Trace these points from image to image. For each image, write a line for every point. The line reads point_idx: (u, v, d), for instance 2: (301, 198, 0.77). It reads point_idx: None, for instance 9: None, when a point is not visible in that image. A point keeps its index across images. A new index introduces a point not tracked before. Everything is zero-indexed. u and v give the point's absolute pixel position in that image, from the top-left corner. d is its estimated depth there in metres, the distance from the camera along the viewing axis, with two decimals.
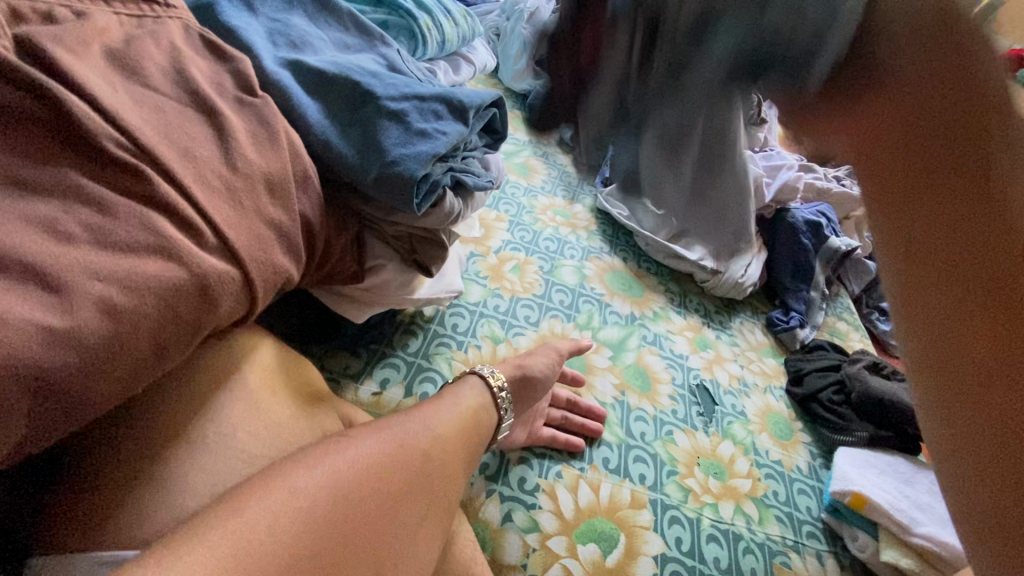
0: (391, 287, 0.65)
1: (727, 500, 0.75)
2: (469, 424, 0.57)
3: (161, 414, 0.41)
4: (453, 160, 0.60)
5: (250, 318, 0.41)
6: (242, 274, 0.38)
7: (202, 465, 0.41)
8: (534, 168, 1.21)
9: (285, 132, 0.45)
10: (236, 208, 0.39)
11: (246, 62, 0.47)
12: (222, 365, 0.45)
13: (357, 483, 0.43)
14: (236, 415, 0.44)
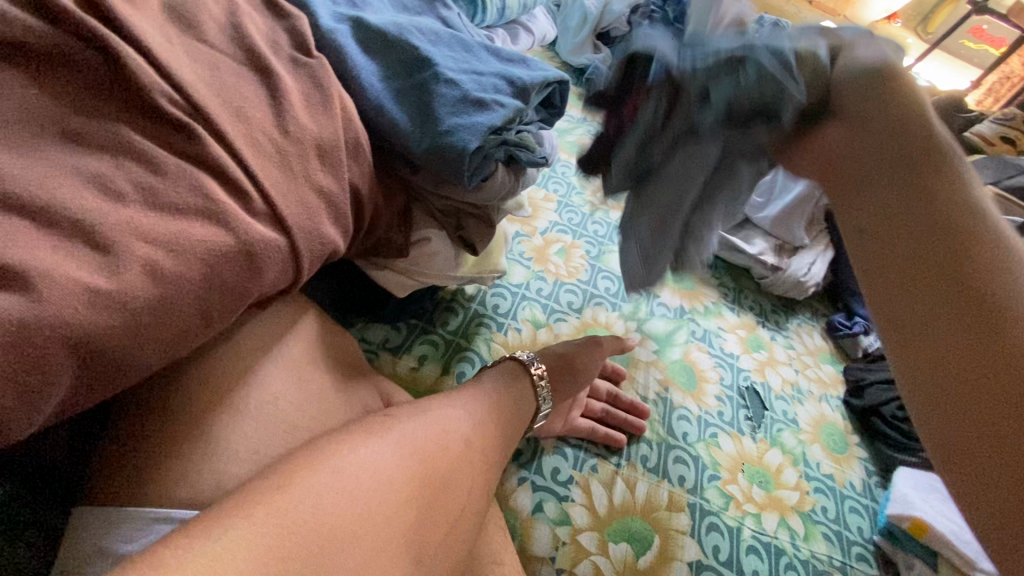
0: (436, 261, 0.63)
1: (771, 511, 0.71)
2: (506, 410, 0.56)
3: (205, 378, 0.41)
4: (507, 134, 0.57)
5: (294, 289, 0.40)
6: (288, 243, 0.37)
7: (243, 432, 0.41)
8: (587, 147, 1.18)
9: (338, 95, 0.43)
10: (286, 173, 0.38)
11: (303, 19, 0.45)
12: (266, 332, 0.45)
13: (393, 464, 0.42)
14: (278, 383, 0.44)
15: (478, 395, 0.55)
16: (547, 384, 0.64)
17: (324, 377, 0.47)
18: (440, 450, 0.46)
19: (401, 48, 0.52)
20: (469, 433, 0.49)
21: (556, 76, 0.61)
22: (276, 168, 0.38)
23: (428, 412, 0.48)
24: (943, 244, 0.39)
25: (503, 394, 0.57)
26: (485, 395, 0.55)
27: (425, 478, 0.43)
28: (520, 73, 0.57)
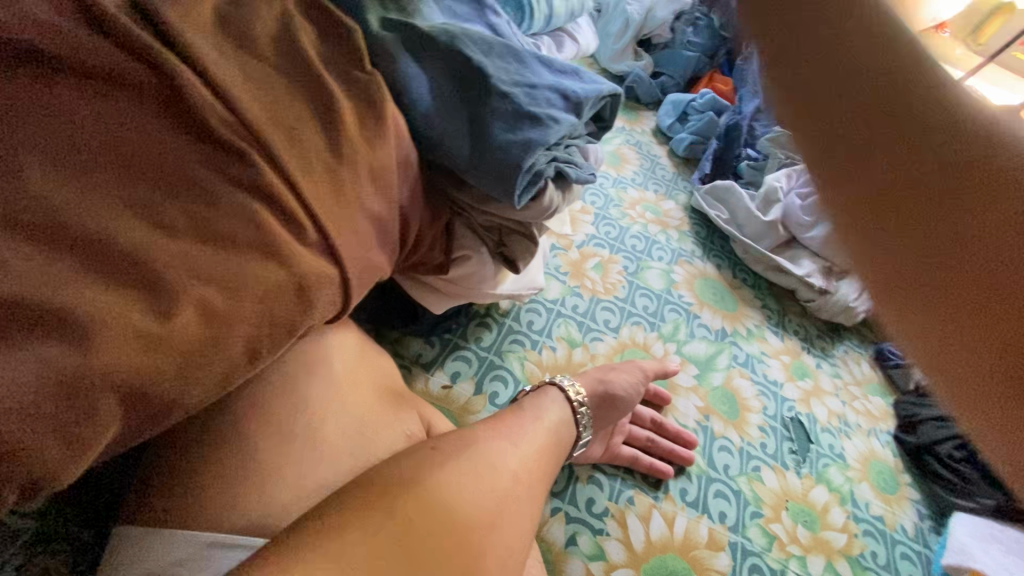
0: (474, 280, 0.60)
1: (817, 554, 0.67)
2: (548, 444, 0.54)
3: (245, 400, 0.40)
4: (557, 149, 0.54)
5: (343, 317, 0.39)
6: (340, 274, 0.35)
7: (281, 460, 0.39)
8: (625, 158, 1.16)
9: (391, 114, 0.42)
10: (339, 199, 0.36)
11: (356, 32, 0.43)
12: (308, 354, 0.43)
13: (436, 504, 0.40)
14: (316, 408, 0.42)
15: (522, 424, 0.52)
16: (591, 413, 0.61)
17: (365, 402, 0.45)
18: (486, 485, 0.43)
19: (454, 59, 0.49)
20: (516, 466, 0.47)
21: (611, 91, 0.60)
22: (327, 194, 0.36)
23: (475, 443, 0.46)
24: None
25: (546, 424, 0.55)
26: (527, 427, 0.53)
27: (472, 517, 0.41)
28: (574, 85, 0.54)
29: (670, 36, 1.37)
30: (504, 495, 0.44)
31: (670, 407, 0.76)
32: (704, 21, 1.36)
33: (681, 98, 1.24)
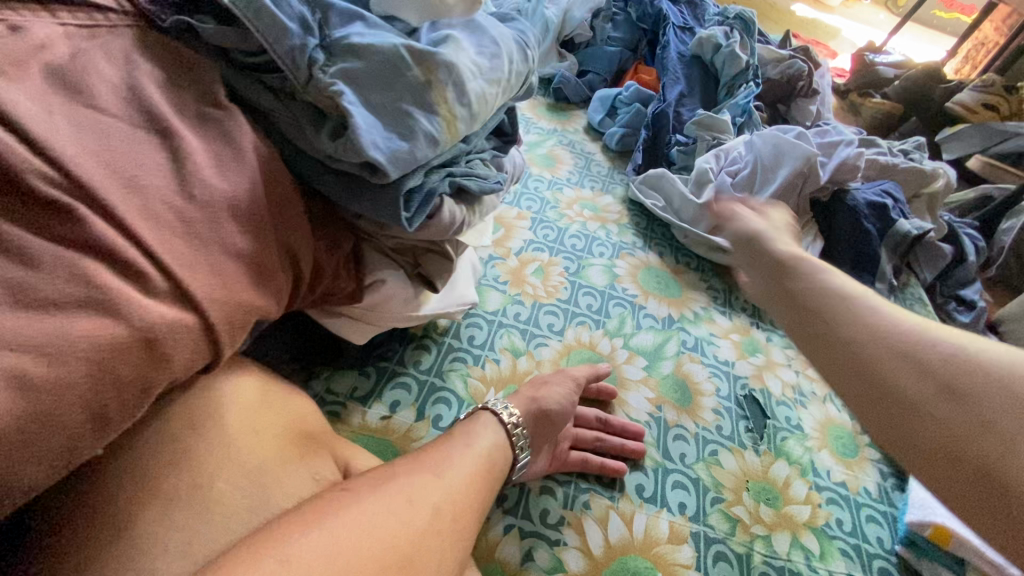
0: (393, 303, 0.58)
1: (782, 531, 0.66)
2: (482, 472, 0.52)
3: (130, 467, 0.37)
4: (453, 166, 0.54)
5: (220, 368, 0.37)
6: (200, 320, 0.33)
7: (172, 523, 0.36)
8: (559, 159, 1.16)
9: (254, 147, 0.40)
10: (194, 242, 0.34)
11: (210, 75, 0.42)
12: (196, 408, 0.41)
13: (353, 548, 0.38)
14: (209, 464, 0.39)
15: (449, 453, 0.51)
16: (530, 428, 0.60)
17: (266, 451, 0.43)
18: (406, 521, 0.42)
19: (296, 36, 0.42)
20: (439, 499, 0.45)
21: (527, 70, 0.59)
22: (179, 239, 0.34)
23: (393, 478, 0.45)
24: (863, 383, 0.45)
25: (481, 449, 0.54)
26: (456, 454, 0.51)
27: (393, 558, 0.40)
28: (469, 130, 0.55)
29: (592, 33, 1.37)
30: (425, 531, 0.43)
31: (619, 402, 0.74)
32: (622, 15, 1.38)
33: (607, 93, 1.26)
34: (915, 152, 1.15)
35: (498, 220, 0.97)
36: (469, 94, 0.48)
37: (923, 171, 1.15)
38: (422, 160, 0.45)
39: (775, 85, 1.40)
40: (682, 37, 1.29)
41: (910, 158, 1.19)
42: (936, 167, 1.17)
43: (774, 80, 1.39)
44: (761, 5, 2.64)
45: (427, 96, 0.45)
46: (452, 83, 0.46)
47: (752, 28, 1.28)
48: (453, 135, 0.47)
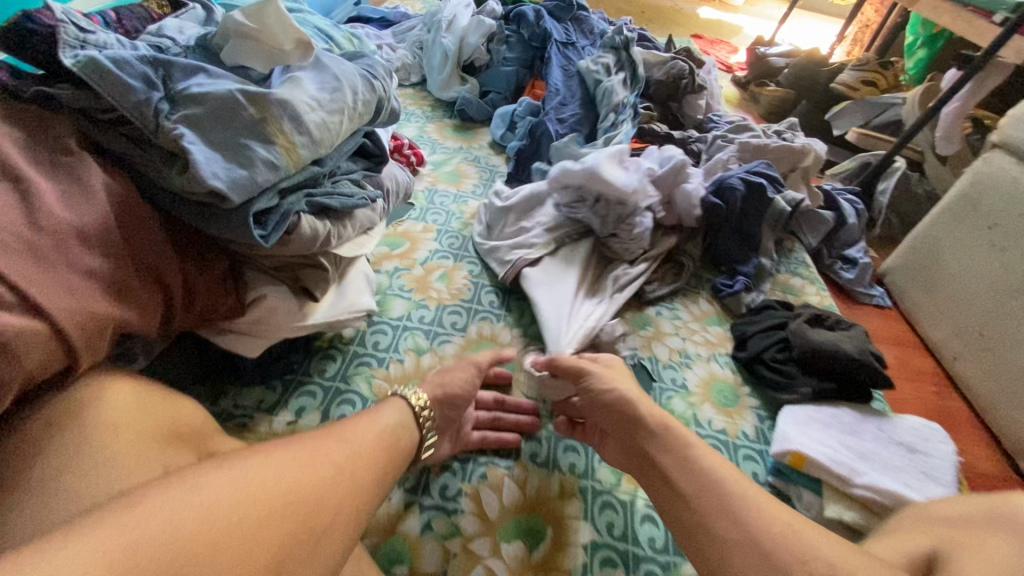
0: (280, 315, 0.64)
1: None
2: (387, 443, 0.56)
3: (12, 457, 0.42)
4: (312, 188, 0.62)
5: (79, 367, 0.43)
6: (47, 324, 0.39)
7: (47, 505, 0.40)
8: (464, 174, 1.24)
9: (103, 184, 0.47)
10: (41, 263, 0.41)
11: (66, 132, 0.49)
12: (71, 403, 0.46)
13: (251, 493, 0.41)
14: (89, 452, 0.44)
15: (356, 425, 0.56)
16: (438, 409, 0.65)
17: (148, 441, 0.47)
18: (307, 475, 0.45)
19: (140, 92, 0.49)
20: (340, 458, 0.49)
21: (376, 98, 0.68)
22: (26, 260, 0.40)
23: (296, 442, 0.49)
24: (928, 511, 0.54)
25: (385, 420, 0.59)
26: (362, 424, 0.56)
27: (292, 503, 0.43)
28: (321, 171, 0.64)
29: (489, 56, 1.50)
30: (328, 476, 0.47)
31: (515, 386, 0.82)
32: (514, 37, 1.50)
33: (506, 110, 1.36)
34: (783, 131, 1.26)
35: (404, 235, 1.04)
36: (309, 124, 0.57)
37: (793, 147, 1.26)
38: (265, 183, 0.53)
39: (661, 84, 1.51)
40: (565, 53, 1.43)
41: (783, 137, 1.32)
42: (806, 143, 1.27)
43: (659, 80, 1.51)
44: (668, 13, 2.82)
45: (264, 129, 0.54)
46: (288, 116, 0.55)
47: (628, 56, 1.45)
48: (296, 160, 0.57)
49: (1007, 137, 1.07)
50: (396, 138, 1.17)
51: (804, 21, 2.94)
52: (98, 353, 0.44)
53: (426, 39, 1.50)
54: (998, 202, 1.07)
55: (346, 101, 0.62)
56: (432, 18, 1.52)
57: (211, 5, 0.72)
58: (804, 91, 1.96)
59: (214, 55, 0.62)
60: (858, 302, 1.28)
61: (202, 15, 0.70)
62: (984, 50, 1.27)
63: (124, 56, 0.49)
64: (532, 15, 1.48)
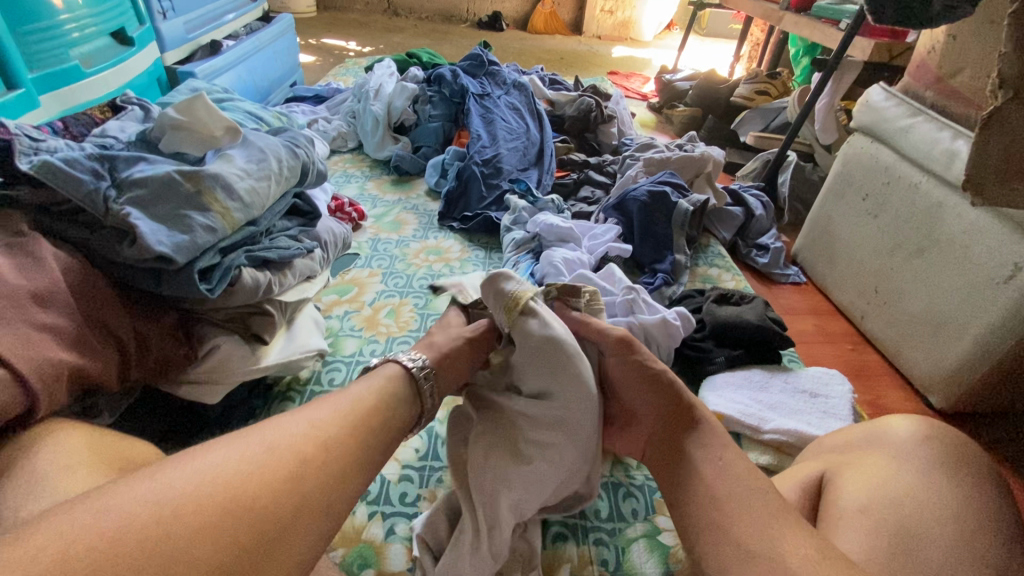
0: (233, 360, 0.71)
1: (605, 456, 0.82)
2: (368, 414, 0.56)
3: None
4: (250, 244, 0.72)
5: (40, 410, 0.49)
6: (8, 372, 0.46)
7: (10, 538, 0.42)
8: (404, 222, 1.36)
9: (53, 256, 0.56)
10: (0, 323, 0.49)
11: (18, 219, 0.57)
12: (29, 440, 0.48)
13: (203, 492, 0.42)
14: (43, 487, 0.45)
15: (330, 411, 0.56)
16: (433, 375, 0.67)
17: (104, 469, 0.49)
18: (267, 465, 0.46)
19: (89, 184, 0.59)
20: (301, 454, 0.48)
21: (300, 163, 0.79)
22: None
23: (261, 428, 0.50)
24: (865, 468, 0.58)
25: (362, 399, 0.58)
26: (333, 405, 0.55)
27: (252, 500, 0.43)
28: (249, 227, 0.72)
29: (416, 116, 1.66)
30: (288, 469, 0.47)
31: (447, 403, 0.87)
32: (436, 96, 1.67)
33: (437, 160, 1.50)
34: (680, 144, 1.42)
35: (351, 282, 1.13)
36: (239, 191, 0.67)
37: (692, 155, 1.42)
38: (204, 243, 0.63)
39: (575, 119, 1.69)
40: (482, 104, 1.59)
41: (683, 149, 1.48)
42: (703, 151, 1.43)
43: (572, 116, 1.68)
44: (584, 56, 3.10)
45: (199, 200, 0.64)
46: (220, 186, 0.66)
47: (539, 110, 1.62)
48: (231, 223, 0.66)
49: (860, 121, 1.24)
50: (336, 199, 1.29)
51: (706, 48, 3.26)
52: (55, 396, 0.51)
53: (358, 108, 1.66)
54: (865, 175, 1.23)
55: (271, 168, 0.73)
56: (360, 89, 1.69)
57: (147, 105, 0.83)
58: (709, 107, 2.18)
59: (152, 145, 0.73)
60: (776, 283, 1.40)
61: (140, 113, 0.81)
62: (835, 53, 1.48)
63: (72, 157, 0.59)
64: (449, 75, 1.66)
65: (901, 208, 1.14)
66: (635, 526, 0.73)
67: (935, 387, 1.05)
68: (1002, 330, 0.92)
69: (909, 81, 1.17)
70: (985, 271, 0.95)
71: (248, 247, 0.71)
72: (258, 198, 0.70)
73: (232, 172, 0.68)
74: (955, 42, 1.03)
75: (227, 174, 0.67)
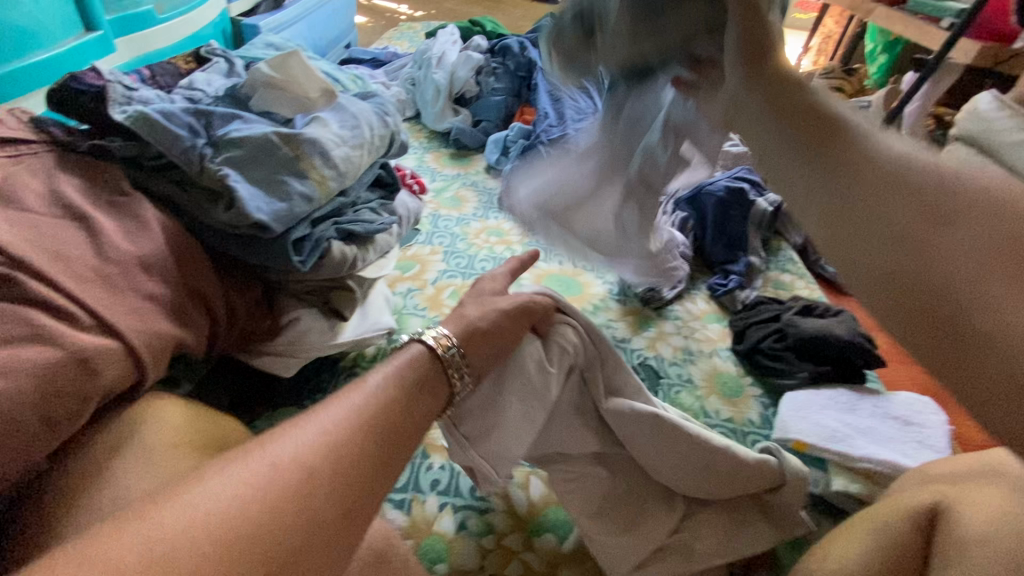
0: (311, 336, 0.68)
1: (713, 398, 0.90)
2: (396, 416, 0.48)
3: None
4: (338, 216, 0.68)
5: (145, 384, 0.47)
6: (122, 345, 0.44)
7: None
8: (464, 199, 1.31)
9: (156, 220, 0.53)
10: (110, 290, 0.46)
11: (117, 174, 0.55)
12: (121, 427, 0.46)
13: (229, 518, 0.36)
14: None
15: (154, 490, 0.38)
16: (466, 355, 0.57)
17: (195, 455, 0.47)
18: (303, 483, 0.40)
19: (186, 140, 0.56)
20: (335, 458, 0.42)
21: (389, 132, 0.74)
22: (100, 289, 0.45)
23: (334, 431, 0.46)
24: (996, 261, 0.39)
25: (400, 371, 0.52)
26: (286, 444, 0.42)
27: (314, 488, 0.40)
28: (342, 199, 0.69)
29: (479, 88, 1.60)
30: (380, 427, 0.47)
31: None
32: (501, 69, 1.60)
33: (499, 136, 1.45)
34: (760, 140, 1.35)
35: (411, 258, 1.10)
36: (334, 159, 0.64)
37: None
38: (300, 214, 0.60)
39: None
40: (549, 80, 1.53)
41: None
42: None
43: None
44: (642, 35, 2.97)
45: (297, 165, 0.60)
46: (317, 153, 0.62)
47: None
48: (326, 193, 0.63)
49: (963, 130, 1.15)
50: (399, 169, 1.24)
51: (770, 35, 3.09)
52: (162, 369, 0.48)
53: (418, 74, 1.62)
54: None
55: (364, 136, 0.69)
56: (423, 56, 1.63)
57: (232, 58, 0.79)
58: None
59: (241, 103, 0.69)
60: (846, 294, 1.34)
61: (225, 67, 0.77)
62: (936, 53, 1.38)
63: (170, 110, 0.56)
64: (516, 47, 1.58)
65: None
66: None
67: None
68: None
69: None
70: None
71: (342, 222, 0.68)
72: (350, 167, 0.66)
73: (330, 139, 0.64)
74: None
75: (323, 138, 0.63)
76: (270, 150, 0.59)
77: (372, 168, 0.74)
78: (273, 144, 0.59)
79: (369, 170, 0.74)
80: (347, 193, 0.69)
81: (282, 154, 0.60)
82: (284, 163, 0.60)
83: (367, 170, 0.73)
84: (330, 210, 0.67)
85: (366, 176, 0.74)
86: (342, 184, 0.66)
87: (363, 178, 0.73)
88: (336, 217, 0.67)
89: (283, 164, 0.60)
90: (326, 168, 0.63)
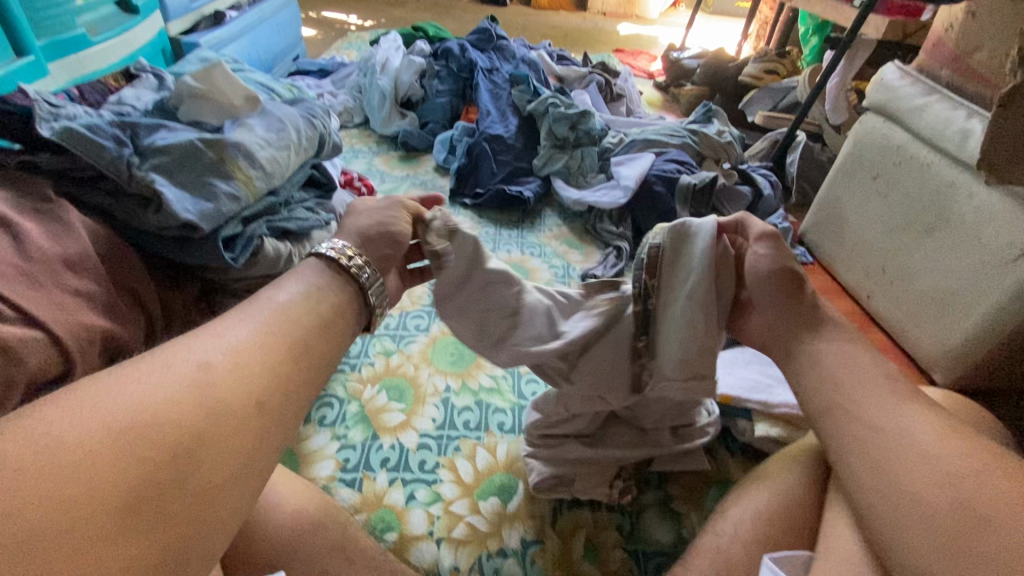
0: None
1: None
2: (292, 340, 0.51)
3: None
4: (270, 215, 0.72)
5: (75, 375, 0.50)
6: (45, 335, 0.46)
7: None
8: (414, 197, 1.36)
9: (80, 222, 0.56)
10: (33, 286, 0.48)
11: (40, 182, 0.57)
12: None
13: (120, 427, 0.37)
14: None
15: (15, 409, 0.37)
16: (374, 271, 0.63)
17: None
18: (193, 397, 0.42)
19: (112, 150, 0.58)
20: (220, 373, 0.44)
21: (317, 134, 0.78)
22: (22, 284, 0.48)
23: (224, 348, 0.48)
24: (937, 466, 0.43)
25: (293, 302, 0.54)
26: (174, 367, 0.43)
27: (212, 407, 0.42)
28: (274, 198, 0.73)
29: (423, 91, 1.64)
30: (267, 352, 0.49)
31: (452, 376, 0.88)
32: (444, 71, 1.64)
33: (445, 136, 1.49)
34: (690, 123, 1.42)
35: None
36: (260, 160, 0.68)
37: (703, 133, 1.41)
38: (228, 212, 0.63)
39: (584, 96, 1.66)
40: (491, 79, 1.58)
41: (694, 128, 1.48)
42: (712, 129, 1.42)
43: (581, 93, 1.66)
44: (590, 33, 3.05)
45: (221, 167, 0.64)
46: (242, 155, 0.66)
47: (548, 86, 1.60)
48: (253, 191, 0.67)
49: (872, 100, 1.24)
50: (345, 173, 1.27)
51: (714, 26, 3.21)
52: (92, 360, 0.51)
53: (363, 82, 1.65)
54: (876, 155, 1.23)
55: (290, 138, 0.73)
56: (367, 63, 1.67)
57: (161, 73, 0.82)
58: (716, 87, 2.16)
59: (169, 113, 0.72)
60: None
61: (154, 81, 0.81)
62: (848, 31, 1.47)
63: (94, 123, 0.59)
64: (457, 49, 1.63)
65: (912, 187, 1.14)
66: (648, 494, 0.74)
67: (939, 365, 1.07)
68: (1015, 307, 0.93)
69: (924, 59, 1.16)
70: (993, 250, 0.97)
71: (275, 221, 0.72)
72: (277, 167, 0.70)
73: (254, 142, 0.68)
74: (974, 20, 1.02)
75: (247, 142, 0.67)
76: (195, 154, 0.63)
77: (303, 170, 0.79)
78: (197, 148, 0.63)
79: (301, 171, 0.79)
80: (278, 194, 0.73)
81: (207, 157, 0.63)
82: (210, 166, 0.63)
83: (297, 170, 0.78)
84: (262, 210, 0.71)
85: (298, 177, 0.78)
86: (270, 183, 0.70)
87: (294, 178, 0.77)
88: (269, 217, 0.71)
89: (209, 168, 0.63)
90: (252, 169, 0.67)
